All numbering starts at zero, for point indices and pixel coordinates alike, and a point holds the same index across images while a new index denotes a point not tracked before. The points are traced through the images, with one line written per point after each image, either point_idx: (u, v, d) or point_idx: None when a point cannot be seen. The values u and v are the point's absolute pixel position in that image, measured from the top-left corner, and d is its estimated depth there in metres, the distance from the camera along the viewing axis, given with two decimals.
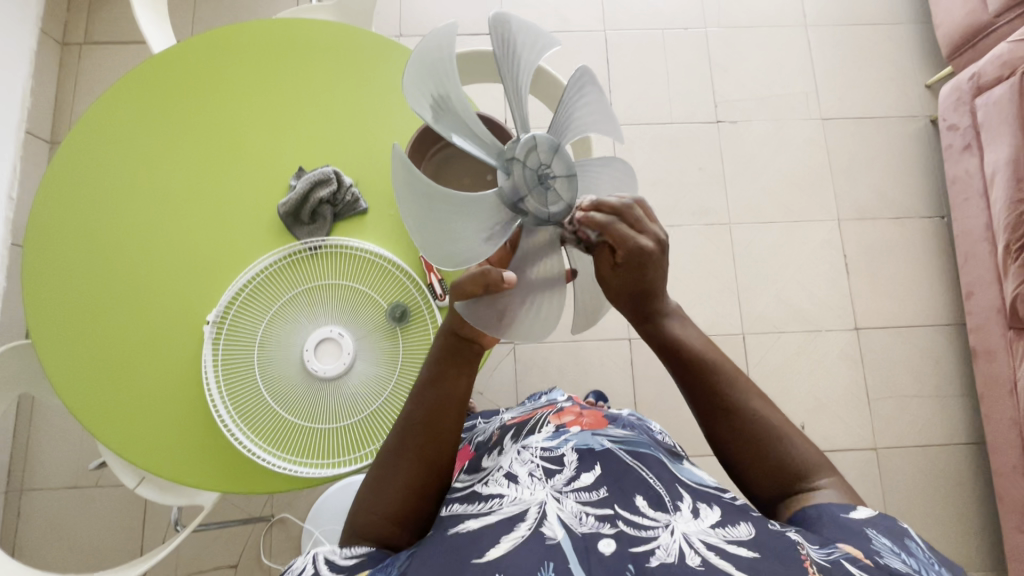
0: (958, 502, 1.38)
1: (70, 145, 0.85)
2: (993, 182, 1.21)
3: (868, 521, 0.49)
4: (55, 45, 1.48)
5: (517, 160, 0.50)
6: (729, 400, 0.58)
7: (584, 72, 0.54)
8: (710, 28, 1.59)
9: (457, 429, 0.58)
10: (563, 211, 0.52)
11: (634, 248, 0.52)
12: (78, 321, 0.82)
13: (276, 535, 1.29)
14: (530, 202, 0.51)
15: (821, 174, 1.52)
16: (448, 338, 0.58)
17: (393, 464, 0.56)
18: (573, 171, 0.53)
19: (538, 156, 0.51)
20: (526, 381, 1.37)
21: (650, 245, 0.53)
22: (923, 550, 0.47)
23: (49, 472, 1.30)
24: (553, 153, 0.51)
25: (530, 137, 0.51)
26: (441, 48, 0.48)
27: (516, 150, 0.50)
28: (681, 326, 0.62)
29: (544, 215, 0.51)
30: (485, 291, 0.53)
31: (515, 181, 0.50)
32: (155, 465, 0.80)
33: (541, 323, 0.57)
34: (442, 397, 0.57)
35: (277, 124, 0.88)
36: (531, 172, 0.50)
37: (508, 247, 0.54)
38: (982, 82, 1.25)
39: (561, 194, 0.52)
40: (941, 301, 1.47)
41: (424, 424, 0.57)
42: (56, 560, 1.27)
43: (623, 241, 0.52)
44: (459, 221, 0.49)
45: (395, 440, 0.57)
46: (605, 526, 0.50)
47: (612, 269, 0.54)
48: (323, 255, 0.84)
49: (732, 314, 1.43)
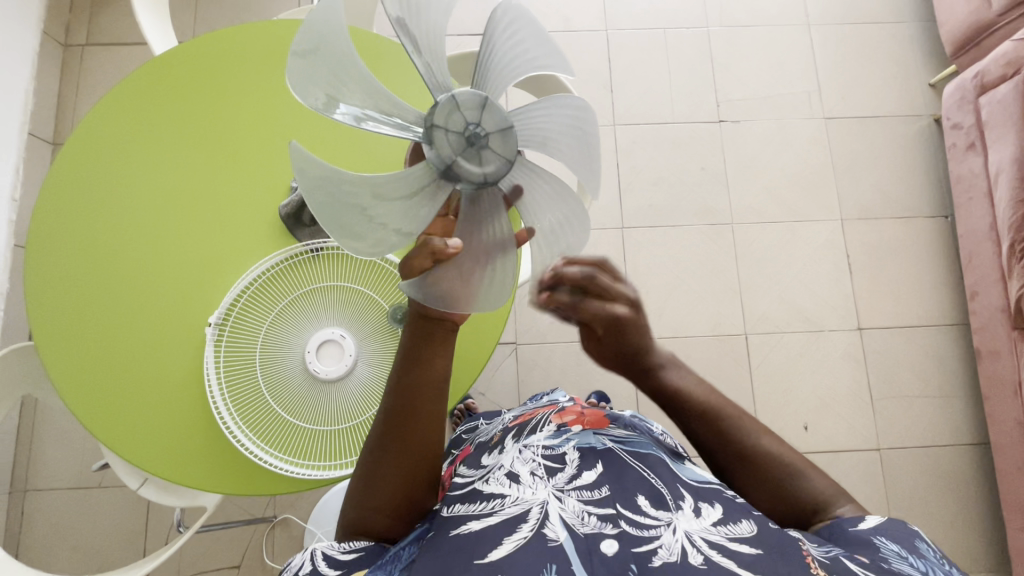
0: (963, 503, 1.37)
1: (72, 147, 0.85)
2: (998, 182, 1.21)
3: (880, 531, 0.49)
4: (58, 47, 1.48)
5: (439, 128, 0.51)
6: (737, 441, 0.60)
7: (505, 7, 0.52)
8: (712, 27, 1.59)
9: (441, 415, 0.57)
10: (501, 167, 0.53)
11: (609, 315, 0.63)
12: (82, 323, 0.82)
13: (279, 535, 1.29)
14: (462, 166, 0.51)
15: (824, 174, 1.51)
16: (418, 321, 0.55)
17: (377, 457, 0.55)
18: (507, 124, 0.52)
19: (458, 116, 0.51)
20: (527, 381, 1.37)
21: (624, 309, 0.64)
22: (934, 552, 0.47)
23: (53, 473, 1.31)
24: (480, 110, 0.51)
25: (443, 100, 0.51)
26: (330, 33, 0.48)
27: (436, 118, 0.51)
28: (677, 373, 0.67)
29: (479, 177, 0.52)
30: (433, 264, 0.52)
31: (440, 149, 0.51)
32: (157, 467, 0.80)
33: (496, 289, 0.55)
34: (416, 383, 0.55)
35: (275, 127, 0.88)
36: (457, 137, 0.51)
37: (451, 215, 0.53)
38: (986, 81, 1.24)
39: (495, 150, 0.52)
40: (945, 301, 1.46)
41: (407, 413, 0.55)
42: (60, 560, 1.27)
43: (597, 315, 0.63)
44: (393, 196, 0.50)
45: (378, 433, 0.56)
46: (607, 526, 0.50)
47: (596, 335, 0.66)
48: (325, 257, 0.85)
49: (734, 315, 1.43)
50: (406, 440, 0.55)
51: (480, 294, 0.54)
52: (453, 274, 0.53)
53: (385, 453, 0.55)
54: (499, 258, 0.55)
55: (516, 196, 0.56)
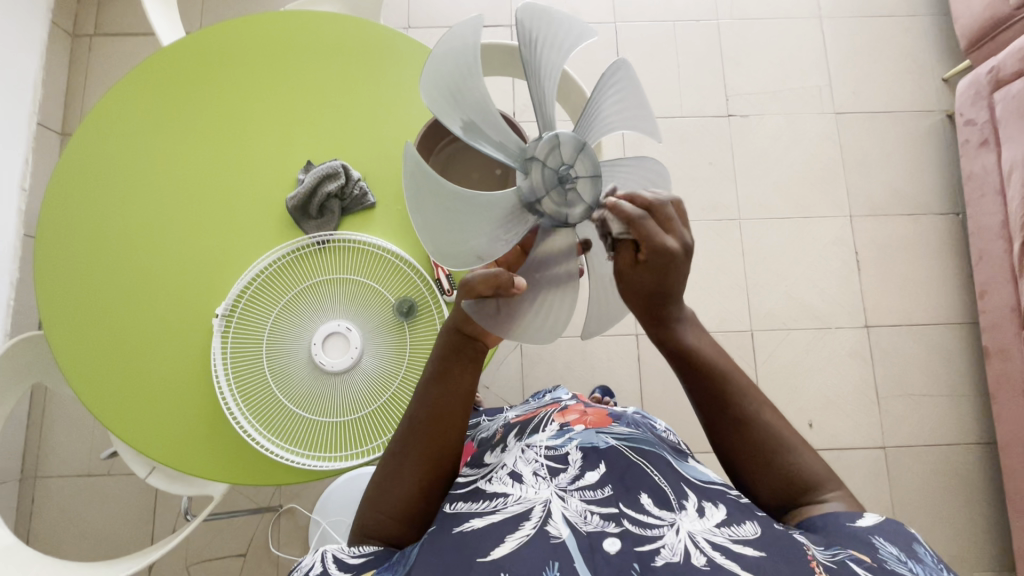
0: (968, 503, 1.37)
1: (82, 139, 0.85)
2: (1010, 179, 1.20)
3: (877, 530, 0.49)
4: (66, 36, 1.49)
5: (556, 142, 0.50)
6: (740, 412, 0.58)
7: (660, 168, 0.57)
8: (722, 20, 1.57)
9: (462, 427, 0.58)
10: (554, 218, 0.51)
11: (658, 247, 0.50)
12: (91, 313, 0.83)
13: (285, 524, 1.30)
14: (536, 180, 0.50)
15: (834, 169, 1.50)
16: (452, 335, 0.57)
17: (398, 461, 0.56)
18: (593, 206, 0.52)
19: (573, 156, 0.50)
20: (532, 375, 1.37)
21: (676, 245, 0.50)
22: (932, 557, 0.47)
23: (62, 460, 1.32)
24: (588, 175, 0.51)
25: (579, 138, 0.51)
26: (564, 38, 0.51)
27: (564, 138, 0.50)
28: (694, 334, 0.60)
29: (532, 198, 0.51)
30: (493, 292, 0.54)
31: (539, 152, 0.50)
32: (166, 457, 0.81)
33: (549, 325, 0.56)
34: (444, 393, 0.57)
35: (284, 116, 0.88)
36: (556, 167, 0.50)
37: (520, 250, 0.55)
38: (1001, 77, 1.23)
39: (568, 206, 0.51)
40: (954, 299, 1.45)
41: (429, 420, 0.56)
42: (69, 546, 1.29)
43: (647, 238, 0.49)
44: (478, 140, 0.52)
45: (400, 439, 0.57)
46: (610, 525, 0.50)
47: (632, 265, 0.52)
48: (331, 249, 0.84)
49: (740, 311, 1.42)
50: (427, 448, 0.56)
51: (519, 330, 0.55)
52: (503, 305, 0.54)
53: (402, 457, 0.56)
54: (556, 294, 0.55)
55: (586, 246, 0.55)
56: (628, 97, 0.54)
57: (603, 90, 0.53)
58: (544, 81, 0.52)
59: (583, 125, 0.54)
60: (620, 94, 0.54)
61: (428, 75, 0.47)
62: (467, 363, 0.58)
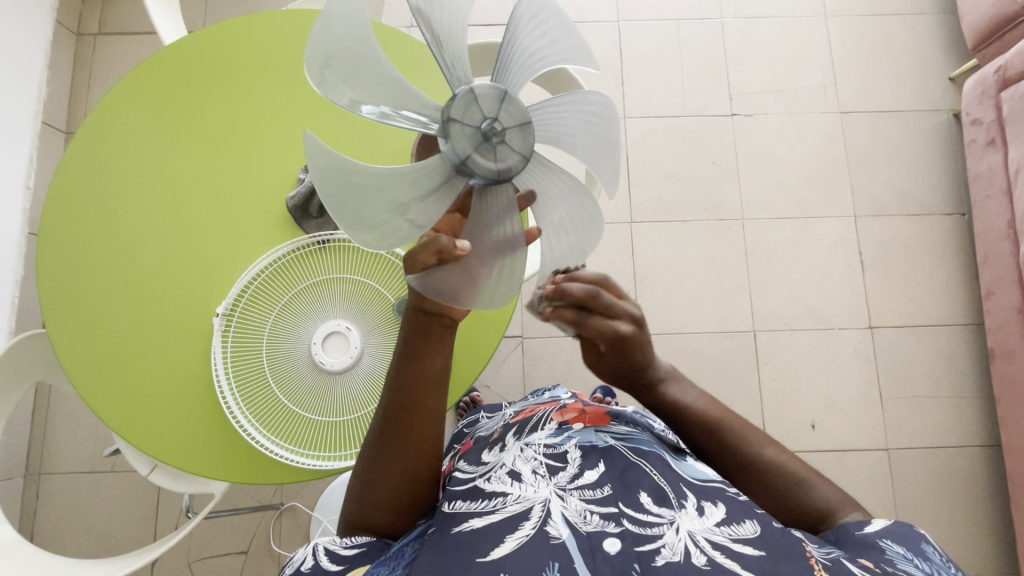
0: (972, 506, 1.36)
1: (82, 136, 0.85)
2: (1016, 180, 1.18)
3: (886, 532, 0.50)
4: (70, 36, 1.49)
5: (472, 100, 0.49)
6: (744, 452, 0.62)
7: (597, 100, 0.55)
8: (725, 19, 1.56)
9: (438, 411, 0.57)
10: (485, 176, 0.50)
11: (612, 334, 0.59)
12: (93, 310, 0.83)
13: (285, 522, 1.31)
14: (458, 140, 0.49)
15: (838, 169, 1.49)
16: (416, 315, 0.55)
17: (379, 452, 0.56)
18: (526, 155, 0.51)
19: (495, 109, 0.49)
20: (532, 375, 1.37)
21: (628, 327, 0.59)
22: (939, 555, 0.48)
23: (66, 457, 1.33)
24: (515, 124, 0.50)
25: (500, 87, 0.49)
26: None
27: (479, 94, 0.48)
28: (679, 388, 0.67)
29: (458, 160, 0.49)
30: (439, 262, 0.51)
31: (456, 112, 0.49)
32: (166, 453, 0.81)
33: (501, 290, 0.54)
34: (416, 380, 0.56)
35: (280, 113, 0.88)
36: (476, 124, 0.49)
37: (459, 213, 0.52)
38: (1008, 76, 1.21)
39: (498, 160, 0.50)
40: (959, 300, 1.44)
41: (407, 409, 0.56)
42: (72, 542, 1.30)
43: (598, 332, 0.58)
44: (393, 118, 0.50)
45: (379, 429, 0.56)
46: (610, 525, 0.50)
47: (599, 358, 0.63)
48: (332, 249, 0.85)
49: (743, 311, 1.42)
50: (408, 439, 0.56)
51: (481, 293, 0.53)
52: (457, 275, 0.52)
53: (383, 450, 0.56)
54: (505, 257, 0.54)
55: (529, 199, 0.54)
56: (543, 32, 0.51)
57: (520, 27, 0.51)
58: (447, 36, 0.50)
59: (505, 70, 0.51)
60: (543, 29, 0.51)
61: (314, 55, 0.46)
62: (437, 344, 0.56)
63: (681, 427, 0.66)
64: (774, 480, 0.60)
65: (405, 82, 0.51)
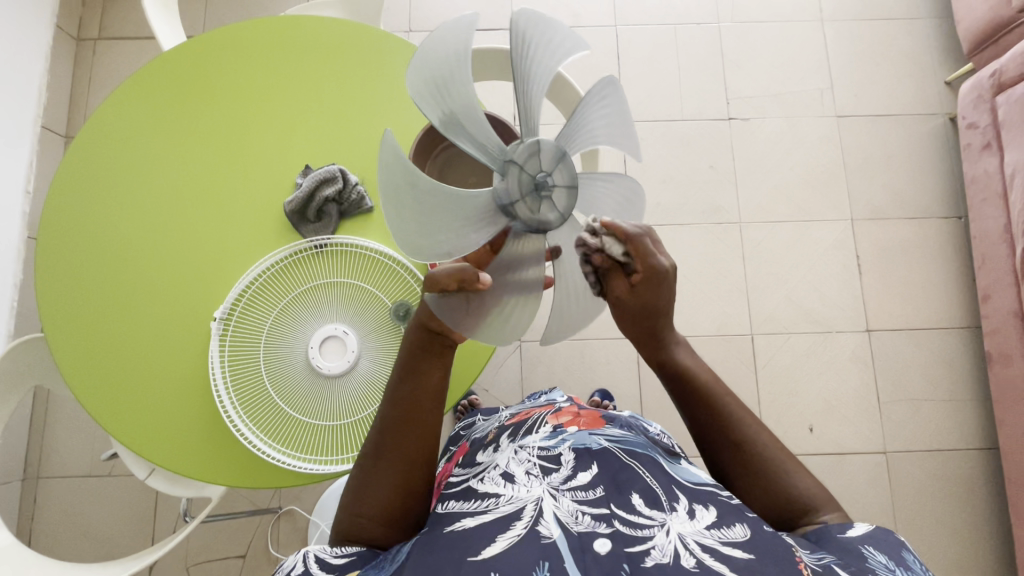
0: (971, 509, 1.36)
1: (83, 142, 0.86)
2: (1012, 183, 1.19)
3: (868, 539, 0.50)
4: (70, 41, 1.50)
5: (535, 150, 0.50)
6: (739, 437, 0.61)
7: (634, 187, 0.59)
8: (723, 24, 1.57)
9: (436, 424, 0.58)
10: (527, 224, 0.52)
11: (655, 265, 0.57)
12: (92, 315, 0.83)
13: (283, 526, 1.31)
14: (512, 183, 0.50)
15: (835, 173, 1.49)
16: (419, 332, 0.57)
17: (374, 463, 0.56)
18: (564, 215, 0.54)
19: (552, 166, 0.51)
20: (531, 378, 1.37)
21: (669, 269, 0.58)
22: (921, 564, 0.49)
23: (64, 461, 1.33)
24: (563, 184, 0.52)
25: (560, 147, 0.52)
26: (556, 53, 0.53)
27: (544, 148, 0.50)
28: (685, 353, 0.65)
29: (507, 202, 0.51)
30: (457, 287, 0.53)
31: (517, 156, 0.50)
32: (164, 458, 0.82)
33: (509, 326, 0.57)
34: (415, 393, 0.57)
35: (279, 118, 0.88)
36: (534, 173, 0.50)
37: (490, 249, 0.55)
38: (1003, 80, 1.22)
39: (541, 213, 0.52)
40: (956, 303, 1.44)
41: (403, 421, 0.56)
42: (70, 546, 1.30)
43: (645, 253, 0.56)
44: (455, 134, 0.50)
45: (374, 441, 0.56)
46: (600, 525, 0.50)
47: (629, 290, 0.58)
48: (329, 253, 0.85)
49: (740, 314, 1.42)
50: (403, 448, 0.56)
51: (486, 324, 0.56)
52: (471, 304, 0.55)
53: (378, 461, 0.56)
54: (519, 298, 0.57)
55: (554, 254, 0.57)
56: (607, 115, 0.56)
57: (592, 104, 0.55)
58: (533, 89, 0.52)
59: (569, 133, 0.54)
60: (605, 112, 0.55)
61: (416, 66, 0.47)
62: (437, 360, 0.58)
63: (682, 394, 0.64)
64: (757, 467, 0.59)
65: (481, 111, 0.52)
